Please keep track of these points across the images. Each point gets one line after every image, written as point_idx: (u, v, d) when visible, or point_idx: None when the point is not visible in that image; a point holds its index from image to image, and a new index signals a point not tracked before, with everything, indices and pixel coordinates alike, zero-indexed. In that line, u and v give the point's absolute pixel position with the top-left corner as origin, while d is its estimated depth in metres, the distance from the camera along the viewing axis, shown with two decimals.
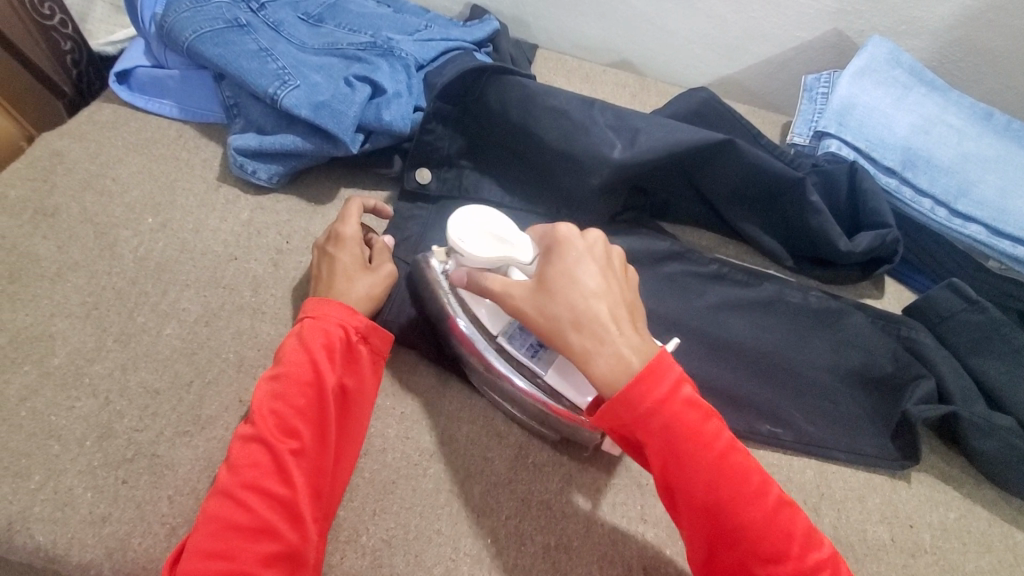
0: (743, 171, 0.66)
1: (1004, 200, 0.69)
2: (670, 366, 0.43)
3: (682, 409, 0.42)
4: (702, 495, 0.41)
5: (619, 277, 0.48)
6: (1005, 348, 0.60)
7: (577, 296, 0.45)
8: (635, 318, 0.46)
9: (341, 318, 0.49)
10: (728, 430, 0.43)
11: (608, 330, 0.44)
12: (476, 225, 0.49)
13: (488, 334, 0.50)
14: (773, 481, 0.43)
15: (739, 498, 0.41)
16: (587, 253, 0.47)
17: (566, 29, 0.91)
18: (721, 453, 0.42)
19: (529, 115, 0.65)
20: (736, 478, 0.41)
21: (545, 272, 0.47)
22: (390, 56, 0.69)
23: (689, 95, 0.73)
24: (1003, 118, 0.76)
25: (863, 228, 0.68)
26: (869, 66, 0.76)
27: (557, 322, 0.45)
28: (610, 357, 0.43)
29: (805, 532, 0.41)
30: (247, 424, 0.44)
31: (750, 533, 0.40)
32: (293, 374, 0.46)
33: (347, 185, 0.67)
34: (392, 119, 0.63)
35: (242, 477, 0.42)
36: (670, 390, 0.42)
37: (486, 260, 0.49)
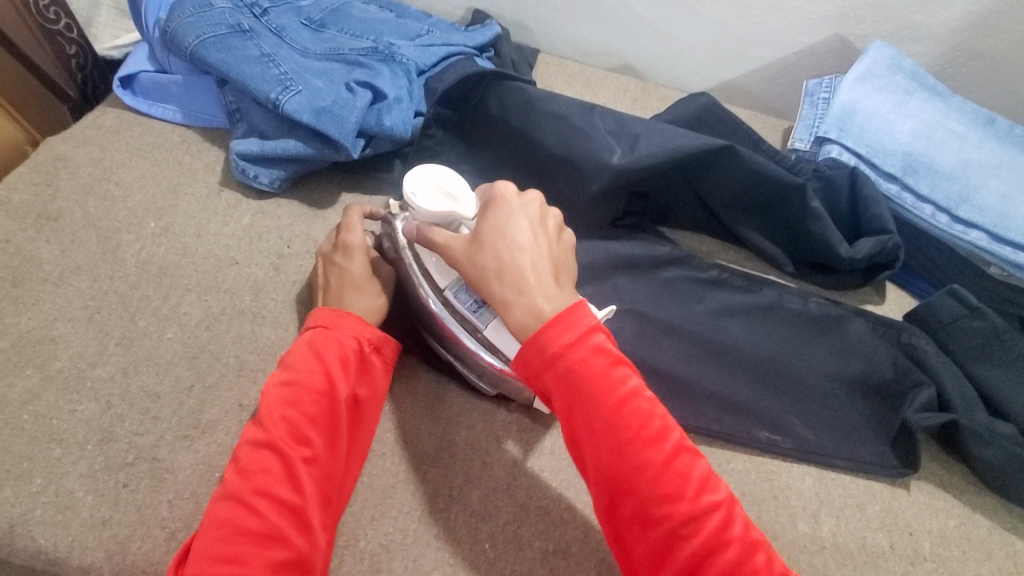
0: (744, 176, 0.66)
1: (1005, 206, 0.68)
2: (580, 314, 0.43)
3: (586, 354, 0.42)
4: (601, 437, 0.41)
5: (551, 236, 0.48)
6: (1007, 355, 0.60)
7: (505, 248, 0.46)
8: (560, 273, 0.47)
9: (355, 330, 0.50)
10: (637, 378, 0.43)
11: (527, 279, 0.45)
12: (430, 182, 0.51)
13: (434, 285, 0.52)
14: (676, 428, 0.42)
15: (636, 440, 0.40)
16: (521, 210, 0.48)
17: (567, 33, 0.91)
18: (622, 396, 0.41)
19: (529, 120, 0.65)
20: (634, 422, 0.41)
21: (479, 227, 0.48)
22: (391, 61, 0.69)
23: (690, 100, 0.73)
24: (1006, 123, 0.76)
25: (864, 233, 0.68)
26: (871, 71, 0.76)
27: (482, 271, 0.46)
28: (526, 306, 0.44)
29: (703, 478, 0.40)
30: (257, 429, 0.44)
31: (647, 475, 0.40)
32: (306, 382, 0.46)
33: (347, 189, 0.67)
34: (392, 124, 0.63)
35: (251, 482, 0.42)
36: (573, 335, 0.42)
37: (433, 214, 0.50)
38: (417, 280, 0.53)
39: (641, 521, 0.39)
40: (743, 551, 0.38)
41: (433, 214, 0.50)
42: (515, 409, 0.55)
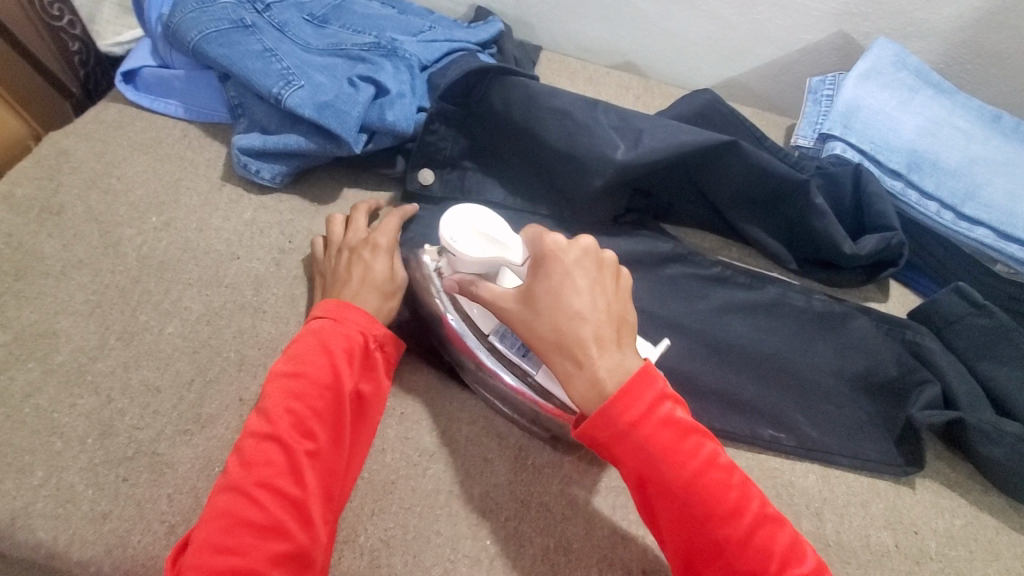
0: (746, 173, 0.65)
1: (1011, 203, 0.68)
2: (649, 383, 0.42)
3: (656, 429, 0.41)
4: (677, 512, 0.41)
5: (609, 290, 0.46)
6: (1014, 353, 0.60)
7: (562, 315, 0.44)
8: (622, 331, 0.45)
9: (363, 324, 0.49)
10: (709, 444, 0.43)
11: (587, 350, 0.43)
12: (468, 228, 0.50)
13: (478, 331, 0.51)
14: (753, 493, 0.42)
15: (714, 517, 0.40)
16: (576, 266, 0.45)
17: (570, 31, 0.91)
18: (698, 470, 0.41)
19: (531, 116, 0.65)
20: (712, 498, 0.41)
21: (531, 284, 0.46)
22: (394, 57, 0.69)
23: (693, 96, 0.73)
24: (1012, 120, 0.75)
25: (868, 230, 0.67)
26: (875, 68, 0.75)
27: (538, 337, 0.45)
28: (587, 378, 0.43)
29: (786, 548, 0.40)
30: (262, 421, 0.44)
31: (728, 552, 0.40)
32: (312, 376, 0.46)
33: (350, 185, 0.67)
34: (395, 119, 0.63)
35: (255, 474, 0.42)
36: (644, 411, 0.41)
37: (478, 262, 0.50)
38: (462, 326, 0.52)
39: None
40: None
41: (477, 264, 0.50)
42: None
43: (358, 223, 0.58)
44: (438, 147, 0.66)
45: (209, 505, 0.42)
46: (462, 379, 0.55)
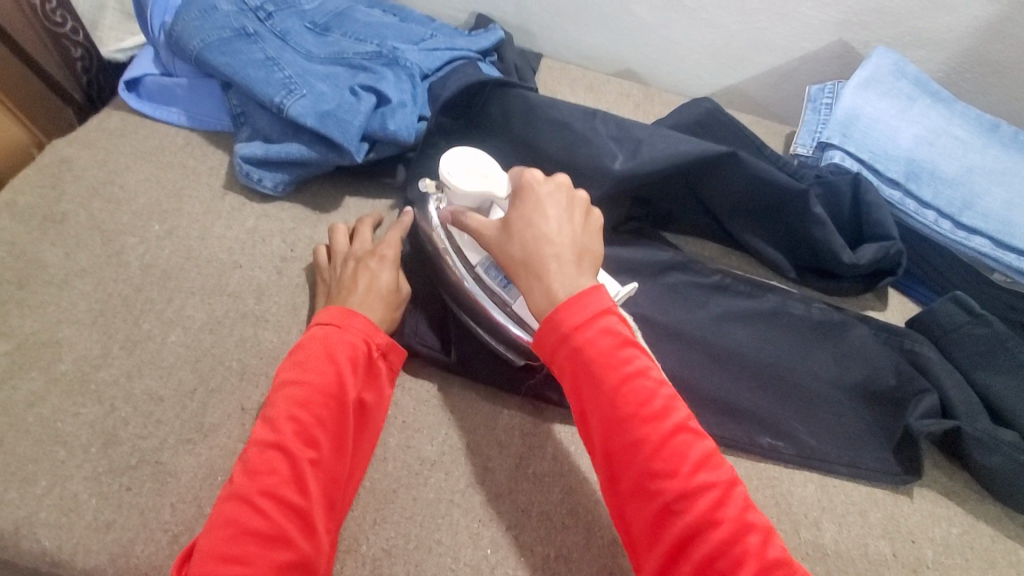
0: (745, 182, 0.66)
1: (1009, 213, 0.68)
2: (594, 297, 0.43)
3: (594, 336, 0.42)
4: (602, 412, 0.41)
5: (578, 221, 0.48)
6: (1012, 362, 0.60)
7: (530, 236, 0.47)
8: (584, 259, 0.47)
9: (366, 333, 0.50)
10: (645, 359, 0.43)
11: (548, 267, 0.45)
12: (464, 163, 0.53)
13: (466, 262, 0.55)
14: (682, 408, 0.42)
15: (635, 416, 0.40)
16: (549, 198, 0.48)
17: (571, 39, 0.92)
18: (626, 375, 0.41)
19: (532, 125, 0.65)
20: (635, 400, 0.41)
21: (509, 213, 0.49)
22: (395, 66, 0.70)
23: (692, 105, 0.74)
24: (1009, 129, 0.75)
25: (866, 239, 0.68)
26: (874, 77, 0.76)
27: (510, 260, 0.48)
28: (544, 290, 0.45)
29: (702, 458, 0.40)
30: (266, 429, 0.44)
31: (644, 452, 0.40)
32: (317, 383, 0.46)
33: (351, 193, 0.67)
34: (396, 128, 0.64)
35: (259, 482, 0.42)
36: (584, 317, 0.42)
37: (470, 196, 0.52)
38: (452, 257, 0.55)
39: (638, 494, 0.40)
40: (734, 530, 0.38)
41: (468, 197, 0.53)
42: (517, 413, 0.55)
43: (364, 235, 0.59)
44: (440, 156, 0.67)
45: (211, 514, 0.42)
46: (464, 387, 0.55)
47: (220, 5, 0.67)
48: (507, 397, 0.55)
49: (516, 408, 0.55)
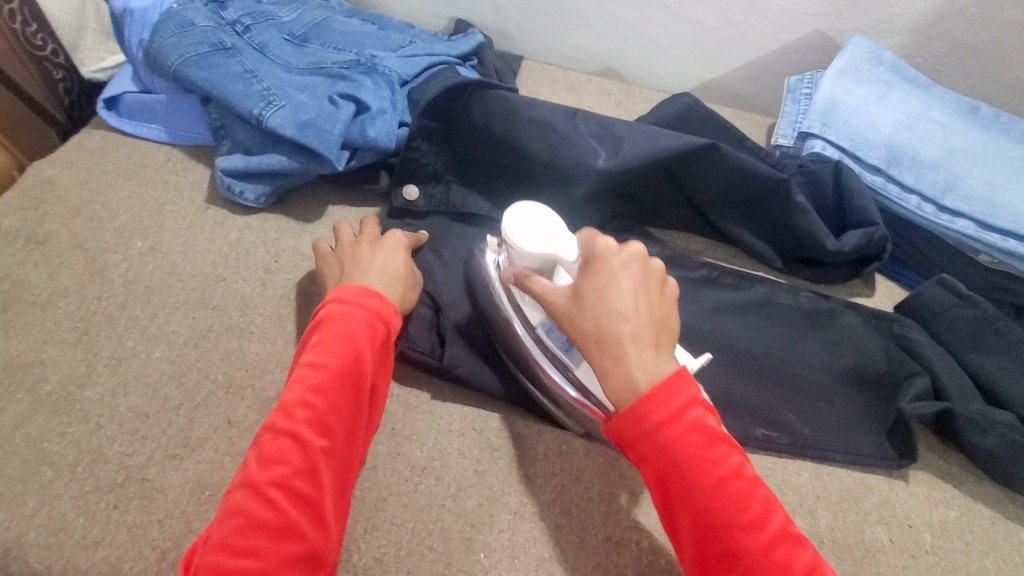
0: (727, 174, 0.66)
1: (992, 194, 0.68)
2: (678, 387, 0.41)
3: (682, 432, 0.40)
4: (692, 512, 0.40)
5: (653, 295, 0.46)
6: (1000, 342, 0.60)
7: (604, 313, 0.44)
8: (661, 338, 0.44)
9: (377, 317, 0.49)
10: (738, 456, 0.41)
11: (626, 349, 0.43)
12: (530, 225, 0.52)
13: (527, 323, 0.53)
14: (778, 509, 0.40)
15: (733, 526, 0.39)
16: (624, 270, 0.45)
17: (550, 40, 0.92)
18: (719, 478, 0.40)
19: (513, 126, 0.66)
20: (732, 505, 0.39)
21: (580, 283, 0.46)
22: (374, 73, 0.69)
23: (672, 100, 0.74)
24: (989, 111, 0.76)
25: (851, 226, 0.68)
26: (851, 65, 0.76)
27: (582, 334, 0.45)
28: (623, 376, 0.42)
29: (808, 570, 0.38)
30: (281, 414, 0.43)
31: (744, 564, 0.38)
32: (333, 368, 0.45)
33: (335, 202, 0.67)
34: (376, 135, 0.63)
35: (273, 471, 0.41)
36: (672, 413, 0.40)
37: (534, 257, 0.51)
38: (511, 314, 0.54)
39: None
40: None
41: (532, 258, 0.51)
42: (508, 414, 0.54)
43: (369, 228, 0.60)
44: (422, 162, 0.66)
45: (223, 501, 0.41)
46: (454, 391, 0.55)
47: (197, 21, 0.68)
48: (497, 400, 0.55)
49: (507, 409, 0.55)
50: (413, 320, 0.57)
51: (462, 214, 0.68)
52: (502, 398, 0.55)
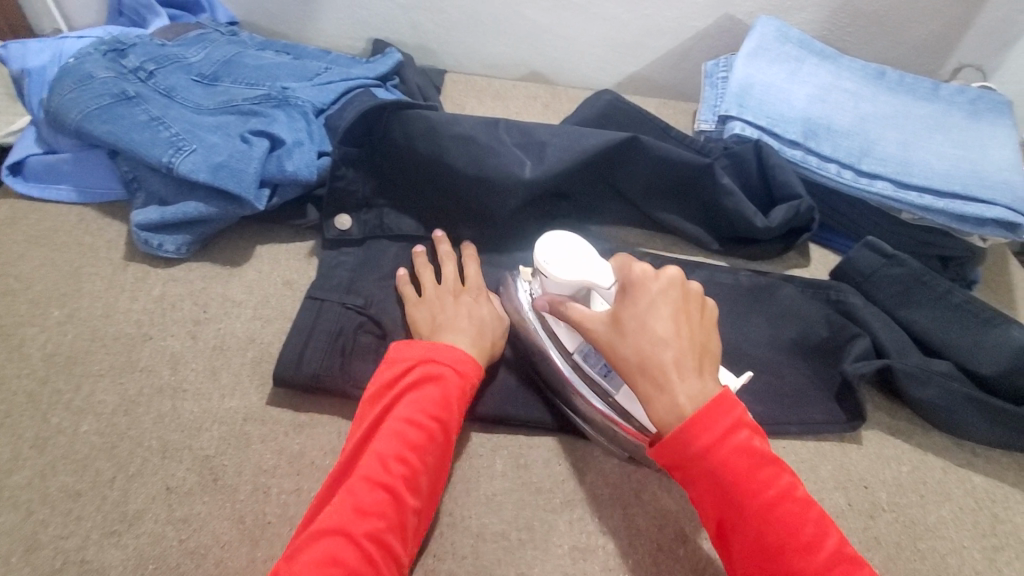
0: (652, 164, 0.68)
1: (905, 154, 0.71)
2: (722, 413, 0.42)
3: (729, 455, 0.41)
4: (745, 535, 0.41)
5: (693, 319, 0.46)
6: (930, 296, 0.62)
7: (645, 340, 0.44)
8: (702, 362, 0.45)
9: (467, 377, 0.49)
10: (785, 477, 0.42)
11: (670, 377, 0.43)
12: (566, 252, 0.53)
13: (562, 349, 0.53)
14: (830, 529, 0.41)
15: (789, 550, 0.40)
16: (661, 296, 0.45)
17: (471, 50, 0.92)
18: (770, 500, 0.41)
19: (437, 143, 0.65)
20: (783, 527, 0.40)
21: (618, 309, 0.47)
22: (287, 105, 0.67)
23: (595, 99, 0.75)
24: (896, 74, 0.78)
25: (778, 202, 0.69)
26: (761, 45, 0.78)
27: (624, 362, 0.45)
28: (668, 404, 0.42)
29: None
30: (376, 467, 0.44)
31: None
32: (429, 430, 0.46)
33: (263, 241, 0.65)
34: (295, 168, 0.62)
35: (365, 523, 0.41)
36: (720, 434, 0.41)
37: (569, 283, 0.51)
38: (546, 343, 0.54)
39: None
40: None
41: (567, 284, 0.51)
42: (463, 435, 0.53)
43: (452, 269, 0.61)
44: (350, 189, 0.65)
45: (308, 540, 0.41)
46: None
47: (96, 73, 0.65)
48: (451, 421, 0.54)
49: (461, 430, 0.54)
50: (356, 353, 0.56)
51: (398, 237, 0.67)
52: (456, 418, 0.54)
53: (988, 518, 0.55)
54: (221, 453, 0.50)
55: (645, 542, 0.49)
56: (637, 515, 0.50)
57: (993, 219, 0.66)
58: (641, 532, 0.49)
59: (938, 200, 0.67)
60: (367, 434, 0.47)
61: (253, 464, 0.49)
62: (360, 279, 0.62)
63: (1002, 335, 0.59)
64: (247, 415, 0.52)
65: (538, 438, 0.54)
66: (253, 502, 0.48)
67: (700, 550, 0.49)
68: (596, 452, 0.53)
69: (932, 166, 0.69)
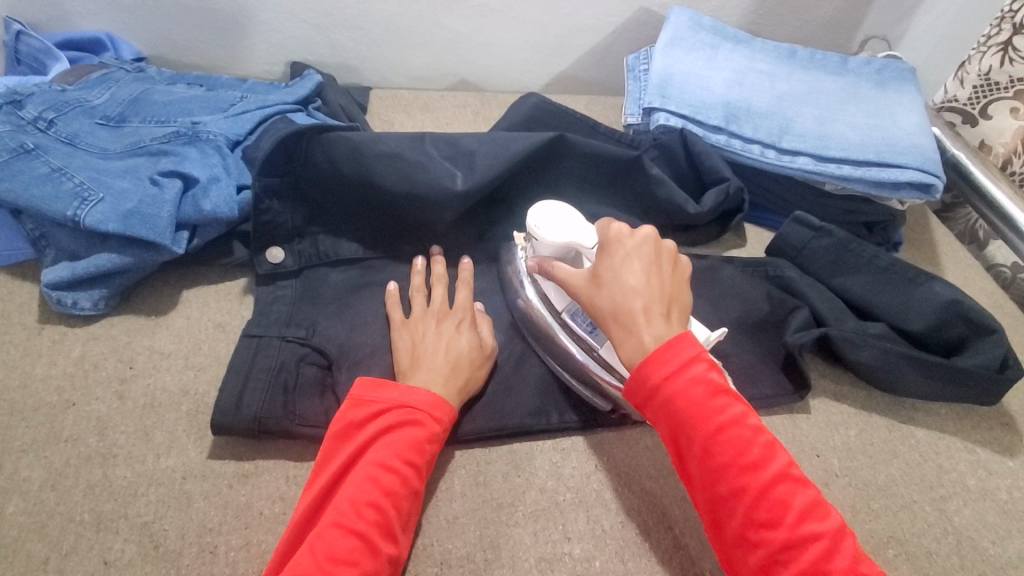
0: (582, 161, 0.68)
1: (822, 127, 0.73)
2: (678, 347, 0.43)
3: (682, 384, 0.42)
4: (696, 458, 0.42)
5: (666, 275, 0.49)
6: (858, 262, 0.65)
7: (618, 290, 0.48)
8: (672, 310, 0.47)
9: (443, 418, 0.49)
10: (739, 406, 0.43)
11: (637, 319, 0.46)
12: (555, 216, 0.56)
13: (553, 311, 0.57)
14: (781, 453, 0.42)
15: (733, 467, 0.41)
16: (635, 252, 0.49)
17: (395, 65, 0.90)
18: (720, 424, 0.42)
19: (364, 164, 0.63)
20: (732, 448, 0.41)
21: (596, 265, 0.50)
22: (199, 140, 0.65)
23: (521, 103, 0.75)
24: (806, 52, 0.81)
25: (709, 186, 0.71)
26: (676, 35, 0.80)
27: (598, 309, 0.49)
28: (635, 345, 0.45)
29: (807, 508, 0.40)
30: (350, 512, 0.43)
31: (746, 502, 0.40)
32: (406, 475, 0.45)
33: (189, 285, 0.62)
34: (212, 207, 0.59)
35: (338, 572, 0.41)
36: (673, 366, 0.43)
37: (555, 247, 0.55)
38: (539, 305, 0.58)
39: (742, 544, 0.40)
40: None
41: (554, 247, 0.55)
42: None
43: (438, 293, 0.60)
44: (277, 221, 0.62)
45: None
46: None
47: None
48: None
49: None
50: (300, 388, 0.53)
51: (334, 264, 0.65)
52: None
53: (935, 470, 0.57)
54: (160, 517, 0.47)
55: (612, 544, 0.49)
56: (602, 516, 0.50)
57: (908, 183, 0.69)
58: (607, 534, 0.49)
59: (856, 169, 0.69)
60: (339, 476, 0.46)
61: (197, 524, 0.47)
62: (297, 312, 0.60)
63: (927, 291, 0.62)
64: (186, 473, 0.49)
65: (497, 454, 0.53)
66: (199, 564, 0.45)
67: (666, 544, 0.49)
68: (556, 460, 0.53)
69: (848, 138, 0.71)
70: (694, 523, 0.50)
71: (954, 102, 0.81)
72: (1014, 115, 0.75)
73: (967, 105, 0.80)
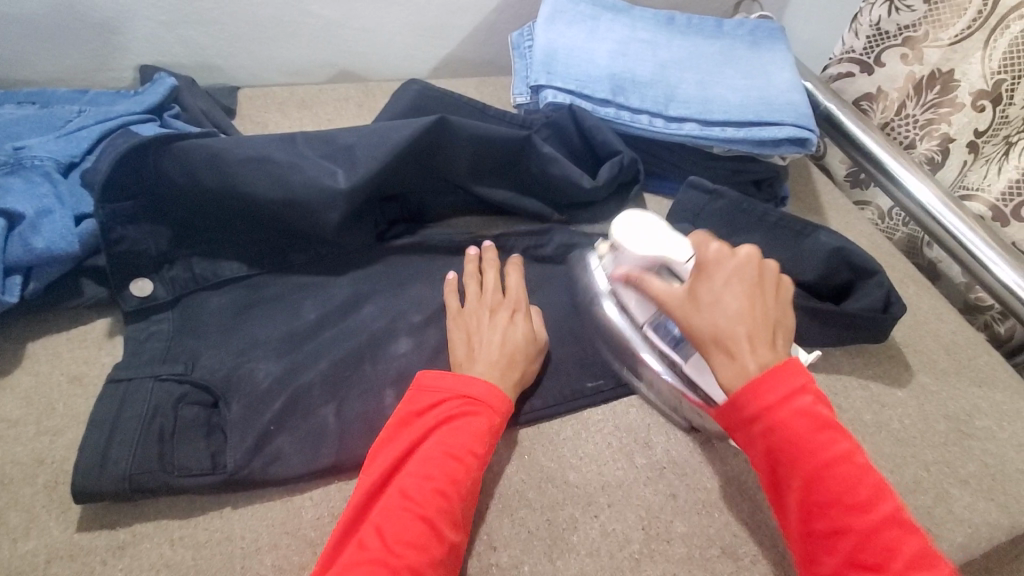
0: (470, 145, 0.64)
1: (704, 92, 0.74)
2: (787, 375, 0.44)
3: (790, 414, 0.43)
4: (800, 491, 0.42)
5: (768, 298, 0.48)
6: (750, 221, 0.66)
7: (720, 313, 0.47)
8: (776, 335, 0.47)
9: (499, 405, 0.49)
10: (847, 443, 0.43)
11: (742, 345, 0.45)
12: (639, 227, 0.53)
13: (635, 322, 0.55)
14: (890, 497, 0.42)
15: (841, 507, 0.41)
16: (736, 274, 0.48)
17: (264, 60, 0.83)
18: (828, 461, 0.42)
19: (227, 171, 0.56)
20: (840, 488, 0.41)
21: (692, 283, 0.49)
22: (23, 167, 0.55)
23: (402, 92, 0.70)
24: (683, 18, 0.82)
25: (604, 161, 0.70)
26: (556, 10, 0.78)
27: (696, 331, 0.47)
28: (738, 372, 0.45)
29: (917, 556, 0.40)
30: (415, 496, 0.43)
31: (850, 542, 0.40)
32: (469, 465, 0.45)
33: (35, 337, 0.54)
34: (47, 244, 0.51)
35: (407, 556, 0.41)
36: (779, 395, 0.43)
37: (643, 259, 0.52)
38: (619, 315, 0.56)
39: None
40: None
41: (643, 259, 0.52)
42: (324, 496, 0.48)
43: (491, 279, 0.59)
44: (133, 249, 0.55)
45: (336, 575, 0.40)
46: (249, 496, 0.48)
47: None
48: (307, 484, 0.49)
49: (319, 491, 0.49)
50: (179, 434, 0.48)
51: (211, 289, 0.58)
52: (312, 479, 0.49)
53: (835, 411, 0.60)
54: None
55: (538, 544, 0.47)
56: (527, 517, 0.49)
57: (786, 139, 0.71)
58: (533, 535, 0.48)
59: (738, 131, 0.71)
60: (405, 459, 0.46)
61: None
62: (174, 349, 0.53)
63: (814, 242, 0.64)
64: (50, 555, 0.43)
65: None
66: None
67: (593, 532, 0.48)
68: None
69: (728, 100, 0.73)
70: (618, 507, 0.50)
71: (851, 54, 0.79)
72: (904, 62, 0.74)
73: (863, 56, 0.78)
